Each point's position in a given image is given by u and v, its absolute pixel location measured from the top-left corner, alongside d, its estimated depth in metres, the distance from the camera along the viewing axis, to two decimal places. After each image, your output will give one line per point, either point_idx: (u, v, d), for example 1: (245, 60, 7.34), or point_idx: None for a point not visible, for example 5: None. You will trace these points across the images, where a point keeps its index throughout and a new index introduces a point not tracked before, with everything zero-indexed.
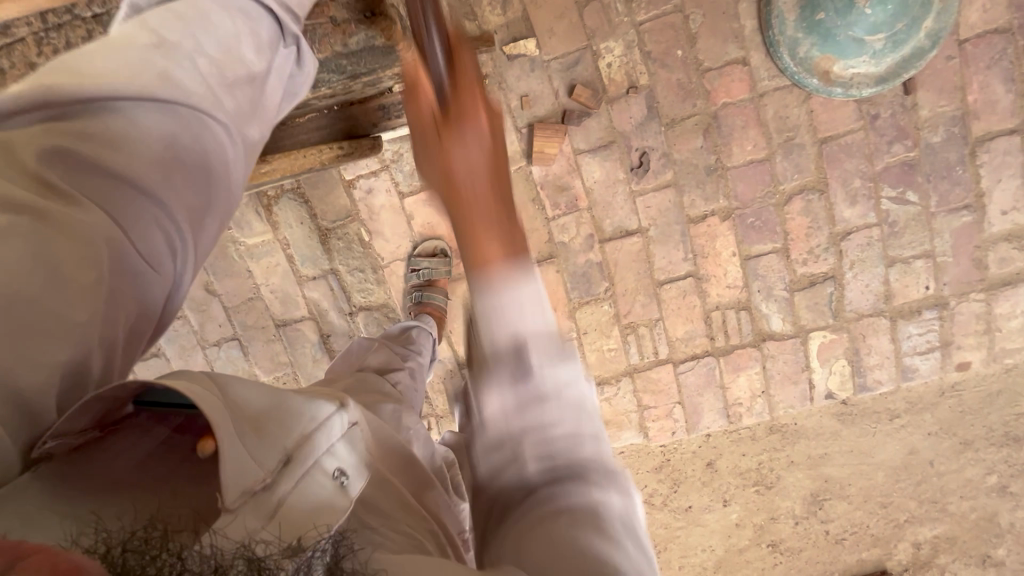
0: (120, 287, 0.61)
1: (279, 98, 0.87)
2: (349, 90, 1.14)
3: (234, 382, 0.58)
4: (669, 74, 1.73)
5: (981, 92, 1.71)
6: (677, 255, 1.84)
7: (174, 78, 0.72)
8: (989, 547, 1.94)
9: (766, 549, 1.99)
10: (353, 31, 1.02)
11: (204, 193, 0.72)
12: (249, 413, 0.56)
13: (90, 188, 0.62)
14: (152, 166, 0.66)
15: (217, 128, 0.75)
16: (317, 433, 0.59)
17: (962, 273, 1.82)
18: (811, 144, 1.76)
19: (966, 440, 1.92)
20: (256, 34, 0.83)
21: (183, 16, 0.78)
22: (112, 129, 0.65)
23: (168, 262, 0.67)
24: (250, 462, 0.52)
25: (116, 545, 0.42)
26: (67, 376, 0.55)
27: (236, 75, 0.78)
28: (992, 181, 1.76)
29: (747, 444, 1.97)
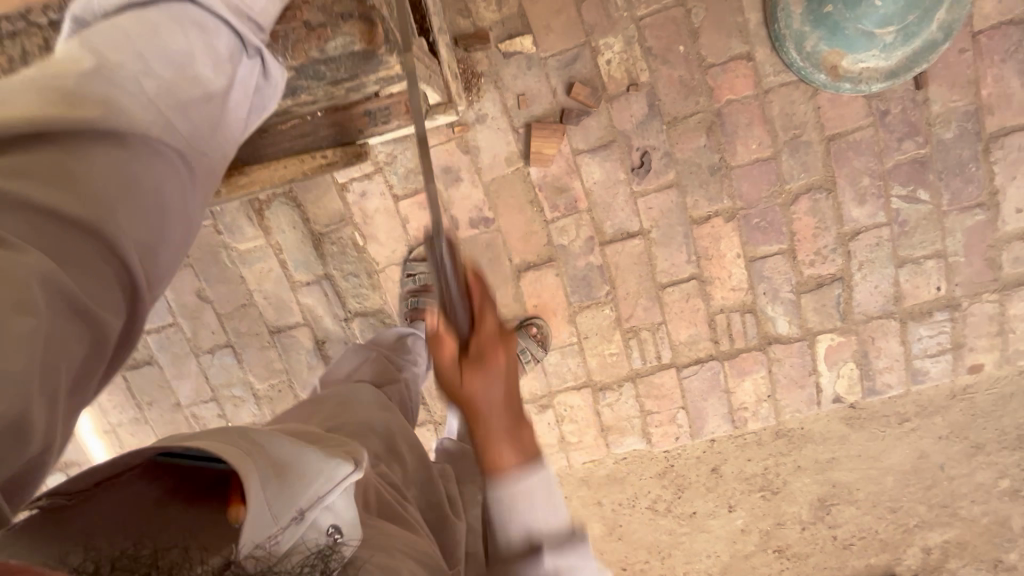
0: (60, 332, 0.55)
1: (242, 115, 0.83)
2: (331, 94, 1.07)
3: (268, 438, 0.65)
4: (670, 71, 1.67)
5: (996, 85, 1.65)
6: (680, 257, 1.79)
7: (121, 106, 0.68)
8: (1002, 552, 1.90)
9: (773, 555, 1.95)
10: (330, 36, 0.92)
11: (157, 222, 0.67)
12: (273, 462, 0.62)
13: (27, 228, 0.56)
14: (96, 195, 0.62)
15: (169, 154, 0.71)
16: (329, 491, 0.65)
17: (975, 273, 1.77)
18: (818, 141, 1.70)
19: (978, 443, 1.87)
20: (211, 50, 0.78)
21: (132, 32, 0.73)
22: (52, 157, 0.61)
23: (120, 296, 0.62)
24: (263, 511, 0.58)
25: (110, 563, 0.48)
26: (2, 437, 0.49)
27: (190, 95, 0.75)
28: (1006, 178, 1.70)
29: (753, 449, 1.92)
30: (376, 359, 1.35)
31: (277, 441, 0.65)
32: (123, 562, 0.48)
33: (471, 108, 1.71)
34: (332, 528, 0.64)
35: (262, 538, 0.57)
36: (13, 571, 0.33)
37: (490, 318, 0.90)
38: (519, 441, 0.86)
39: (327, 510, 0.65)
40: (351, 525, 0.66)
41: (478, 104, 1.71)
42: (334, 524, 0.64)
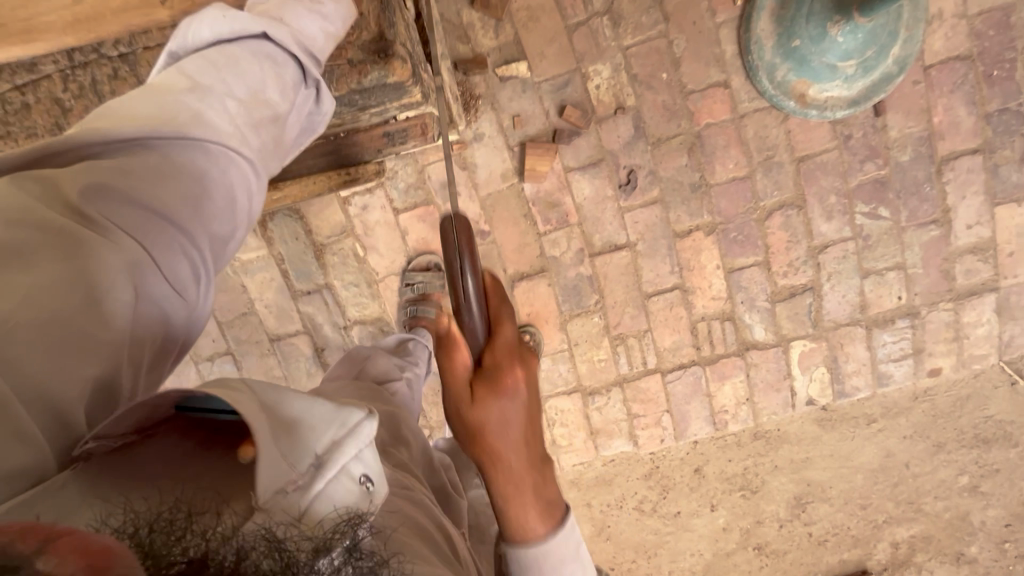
0: (143, 311, 0.67)
1: (297, 137, 0.91)
2: (356, 118, 1.20)
3: (271, 393, 0.63)
4: (654, 96, 1.81)
5: (946, 114, 1.82)
6: (664, 268, 1.90)
7: (206, 118, 0.76)
8: (963, 545, 2.03)
9: (753, 552, 2.05)
10: (368, 71, 1.06)
11: (226, 224, 0.77)
12: (281, 422, 0.61)
13: (124, 221, 0.67)
14: (182, 199, 0.71)
15: (242, 165, 0.79)
16: (346, 438, 0.62)
17: (932, 284, 1.92)
18: (789, 162, 1.85)
19: (939, 442, 2.01)
20: (281, 77, 0.86)
21: (217, 59, 0.82)
22: (147, 163, 0.71)
23: (191, 289, 0.73)
24: (282, 463, 0.57)
25: (147, 526, 0.44)
26: (99, 395, 0.62)
27: (263, 117, 0.82)
28: (957, 198, 1.87)
29: (733, 450, 2.03)
30: (377, 359, 1.42)
31: (283, 397, 0.64)
32: (162, 524, 0.44)
33: (469, 127, 1.82)
34: (362, 477, 0.61)
35: (285, 484, 0.56)
36: (64, 530, 0.37)
37: (507, 328, 0.84)
38: (543, 489, 0.86)
39: (358, 459, 0.62)
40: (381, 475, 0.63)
41: (475, 124, 1.82)
42: (363, 474, 0.61)
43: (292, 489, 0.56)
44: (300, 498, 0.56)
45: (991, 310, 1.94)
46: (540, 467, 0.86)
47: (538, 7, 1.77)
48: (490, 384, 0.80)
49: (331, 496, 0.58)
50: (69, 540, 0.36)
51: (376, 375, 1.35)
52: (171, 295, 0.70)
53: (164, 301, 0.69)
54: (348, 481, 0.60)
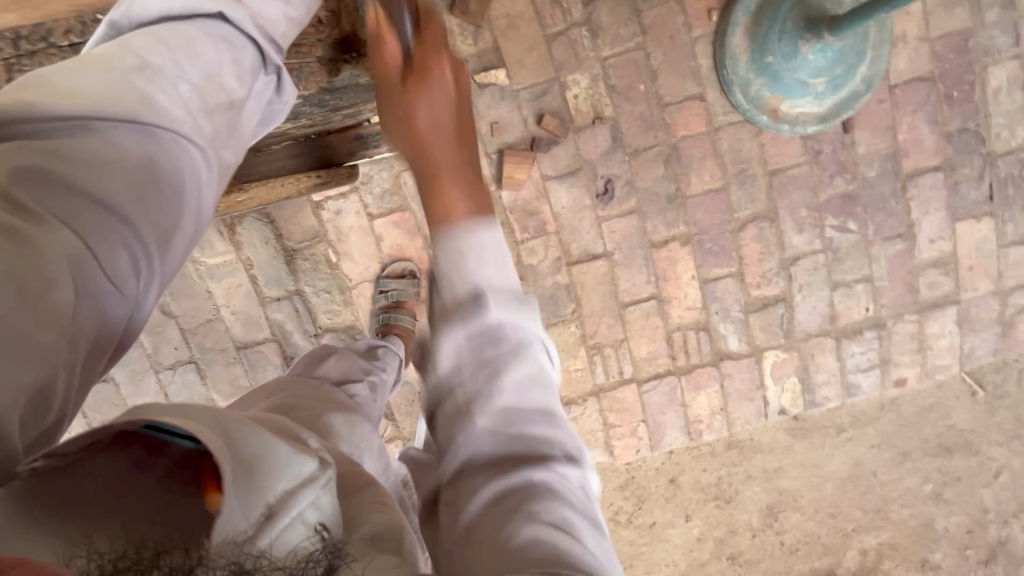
0: (82, 307, 0.62)
1: (254, 125, 0.86)
2: (328, 118, 1.23)
3: (233, 420, 0.59)
4: (632, 107, 1.82)
5: (910, 132, 1.89)
6: (640, 278, 1.91)
7: (156, 103, 0.72)
8: (928, 552, 2.07)
9: (726, 562, 2.06)
10: (339, 70, 1.06)
11: (176, 216, 0.72)
12: (241, 455, 0.56)
13: (59, 208, 0.62)
14: (127, 186, 0.67)
15: (195, 153, 0.75)
16: (306, 489, 0.58)
17: (897, 296, 1.98)
18: (762, 175, 1.89)
19: (904, 451, 2.06)
20: (239, 62, 0.82)
21: (169, 40, 0.77)
22: (88, 147, 0.66)
23: (133, 283, 0.68)
24: (230, 510, 0.53)
25: (111, 569, 0.43)
26: (31, 407, 0.57)
27: (217, 102, 0.78)
28: (920, 213, 1.93)
29: (707, 460, 2.04)
30: (342, 361, 1.36)
31: (244, 435, 0.57)
32: (128, 565, 0.44)
33: None
34: (320, 527, 0.56)
35: (233, 534, 0.52)
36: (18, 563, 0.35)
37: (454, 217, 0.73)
38: None
39: (315, 507, 0.58)
40: (338, 522, 0.58)
41: None
42: (322, 522, 0.57)
43: (241, 541, 0.52)
44: (250, 550, 0.52)
45: (952, 322, 2.00)
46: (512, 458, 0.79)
47: (517, 15, 1.77)
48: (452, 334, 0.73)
49: (288, 549, 0.53)
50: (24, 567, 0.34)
51: (337, 376, 1.28)
52: (110, 290, 0.65)
53: (102, 297, 0.64)
54: (303, 527, 0.56)
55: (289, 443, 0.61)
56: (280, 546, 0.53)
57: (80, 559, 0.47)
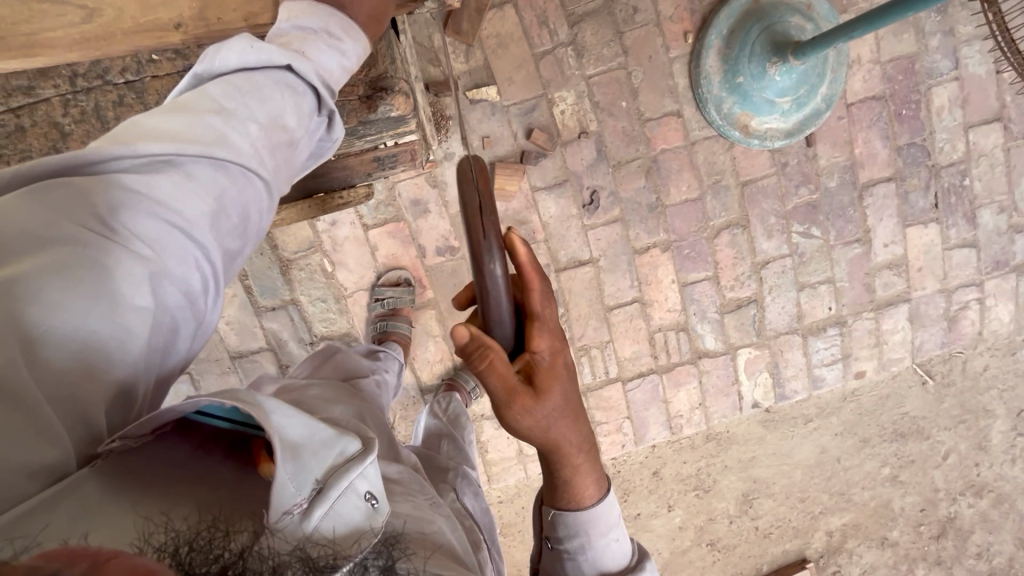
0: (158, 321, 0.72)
1: (306, 161, 0.91)
2: (352, 146, 1.26)
3: (274, 409, 0.71)
4: (615, 122, 1.93)
5: (865, 146, 2.06)
6: (624, 282, 2.02)
7: (228, 140, 0.77)
8: (887, 530, 2.26)
9: (706, 547, 2.20)
10: (377, 106, 1.16)
11: (238, 239, 0.80)
12: (290, 441, 0.69)
13: (141, 233, 0.71)
14: (201, 212, 0.74)
15: (259, 186, 0.81)
16: (353, 467, 0.70)
17: (856, 296, 2.15)
18: (734, 186, 2.03)
19: (865, 438, 2.24)
20: (301, 105, 0.85)
21: (241, 84, 0.81)
22: (167, 179, 0.73)
23: (203, 300, 0.77)
24: (290, 484, 0.66)
25: (185, 547, 0.52)
26: (115, 404, 0.70)
27: (282, 142, 0.83)
28: (875, 219, 2.11)
29: (687, 452, 2.17)
30: (350, 361, 1.44)
31: (287, 420, 0.71)
32: (199, 545, 0.53)
33: (439, 146, 1.87)
34: (370, 495, 0.70)
35: (291, 506, 0.65)
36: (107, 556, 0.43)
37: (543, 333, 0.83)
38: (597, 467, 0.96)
39: (364, 477, 0.71)
40: (387, 492, 0.72)
41: (446, 144, 1.88)
42: (372, 492, 0.71)
43: (296, 511, 0.65)
44: (304, 519, 0.65)
45: (904, 319, 2.19)
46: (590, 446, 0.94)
47: (506, 35, 1.86)
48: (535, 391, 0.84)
49: (343, 515, 0.67)
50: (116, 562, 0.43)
51: (349, 374, 1.36)
52: (183, 307, 0.74)
53: (175, 312, 0.73)
54: (357, 498, 0.69)
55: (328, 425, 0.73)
56: (329, 518, 0.66)
57: (159, 537, 0.57)
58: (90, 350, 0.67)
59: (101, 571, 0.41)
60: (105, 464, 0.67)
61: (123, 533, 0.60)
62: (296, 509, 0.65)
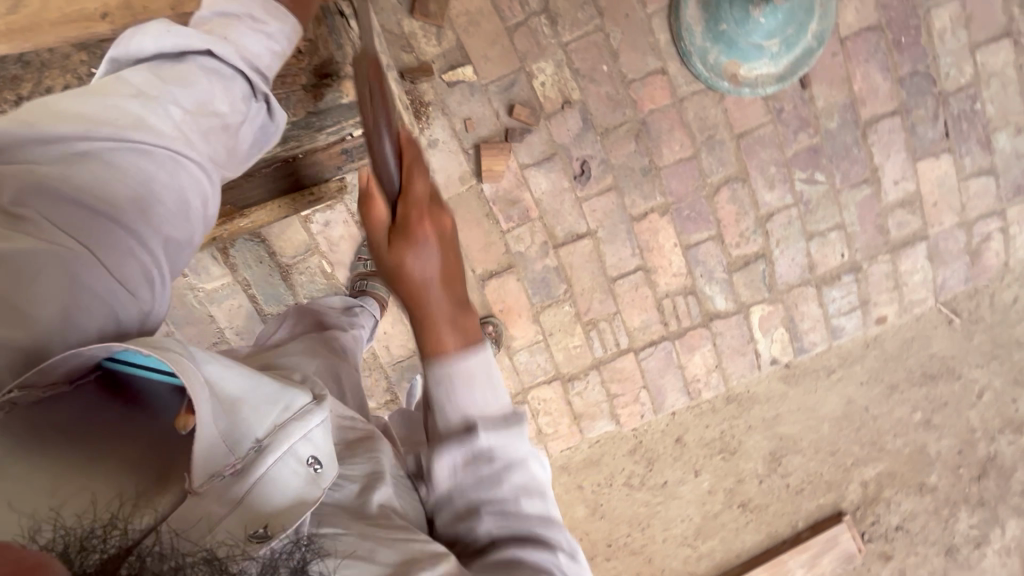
0: (93, 297, 0.71)
1: (247, 148, 0.91)
2: (314, 140, 1.32)
3: (213, 365, 0.72)
4: (598, 88, 1.88)
5: (864, 81, 1.97)
6: (625, 251, 1.98)
7: (151, 123, 0.78)
8: (924, 475, 2.20)
9: (738, 509, 2.17)
10: (324, 93, 1.18)
11: (180, 223, 0.81)
12: (225, 397, 0.71)
13: (66, 218, 0.72)
14: (130, 197, 0.75)
15: (191, 169, 0.81)
16: (296, 433, 0.72)
17: (870, 239, 2.07)
18: (729, 139, 1.96)
19: (892, 384, 2.17)
20: (231, 89, 0.86)
21: (165, 73, 0.82)
22: (91, 168, 0.74)
23: (143, 288, 0.77)
24: (221, 444, 0.67)
25: (76, 547, 0.51)
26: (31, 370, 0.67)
27: (211, 127, 0.83)
28: (882, 157, 2.02)
29: (708, 416, 2.14)
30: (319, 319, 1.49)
31: (227, 373, 0.73)
32: (92, 543, 0.52)
33: (422, 134, 1.85)
34: (312, 459, 0.72)
35: (220, 468, 0.66)
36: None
37: (421, 178, 0.88)
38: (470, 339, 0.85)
39: (304, 442, 0.73)
40: (331, 458, 0.74)
41: (427, 131, 1.85)
42: (314, 455, 0.73)
43: (226, 473, 0.66)
44: (235, 479, 0.66)
45: (923, 257, 2.10)
46: (461, 311, 0.86)
47: (476, 12, 1.82)
48: (401, 226, 0.85)
49: (281, 479, 0.69)
50: None
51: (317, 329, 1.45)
52: (119, 292, 0.74)
53: (113, 290, 0.73)
54: (297, 462, 0.71)
55: (275, 382, 0.77)
56: (263, 481, 0.68)
57: (46, 532, 0.54)
58: (36, 307, 0.67)
59: None
60: (12, 416, 0.64)
61: (10, 525, 0.56)
62: (228, 470, 0.66)
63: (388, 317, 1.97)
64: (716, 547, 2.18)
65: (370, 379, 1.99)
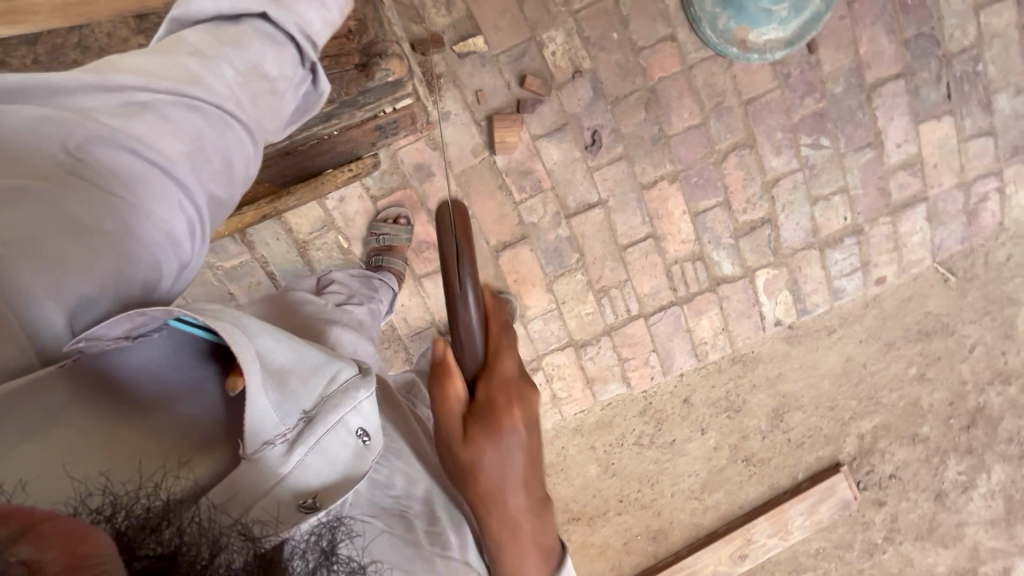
0: (137, 253, 0.74)
1: (292, 113, 0.95)
2: (353, 117, 1.34)
3: (257, 334, 0.75)
4: (608, 56, 1.90)
5: (870, 44, 2.00)
6: (636, 220, 2.03)
7: (204, 81, 0.82)
8: (917, 426, 2.32)
9: (742, 463, 2.29)
10: (374, 72, 1.23)
11: (224, 181, 0.84)
12: (275, 372, 0.73)
13: (121, 169, 0.75)
14: (179, 152, 0.78)
15: (239, 131, 0.85)
16: (343, 407, 0.75)
17: (872, 202, 2.13)
18: (737, 105, 1.99)
19: (890, 341, 2.27)
20: (281, 55, 0.90)
21: (220, 34, 0.86)
22: (146, 119, 0.78)
23: (186, 242, 0.80)
24: (271, 417, 0.70)
25: (123, 512, 0.49)
26: (79, 316, 0.69)
27: (259, 89, 0.87)
28: (885, 120, 2.06)
29: (714, 376, 2.23)
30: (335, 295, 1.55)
31: (275, 351, 0.75)
32: (136, 512, 0.49)
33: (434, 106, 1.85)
34: (360, 431, 0.77)
35: (270, 439, 0.69)
36: (44, 515, 0.40)
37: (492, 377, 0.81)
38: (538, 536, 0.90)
39: (354, 413, 0.77)
40: (376, 429, 0.79)
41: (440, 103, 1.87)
42: (362, 428, 0.78)
43: (276, 444, 0.70)
44: (281, 448, 0.70)
45: (922, 219, 2.17)
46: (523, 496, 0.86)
47: None
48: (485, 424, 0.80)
49: (331, 448, 0.74)
50: (49, 525, 0.39)
51: (335, 299, 1.51)
52: (163, 245, 0.77)
53: (156, 247, 0.76)
54: (345, 432, 0.76)
55: (322, 359, 0.80)
56: (313, 452, 0.72)
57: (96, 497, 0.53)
58: (77, 263, 0.69)
59: (34, 537, 0.38)
60: (74, 366, 0.67)
61: (62, 488, 0.56)
62: (276, 441, 0.70)
63: (405, 290, 2.02)
64: (721, 500, 2.30)
65: (389, 351, 2.05)
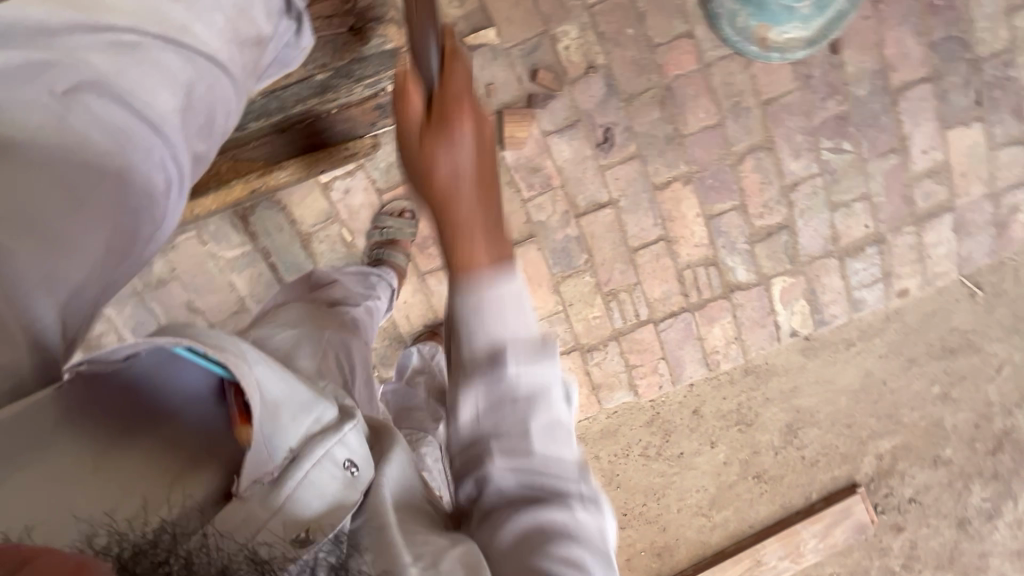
0: (124, 212, 0.77)
1: (268, 61, 0.99)
2: (353, 91, 1.33)
3: (246, 353, 0.64)
4: (622, 52, 1.85)
5: (896, 46, 1.93)
6: (647, 221, 1.96)
7: (196, 30, 0.82)
8: (940, 448, 2.20)
9: (753, 480, 2.18)
10: (368, 39, 1.23)
11: (204, 133, 0.87)
12: (270, 402, 0.64)
13: (112, 123, 0.75)
14: (171, 107, 0.80)
15: (226, 85, 0.88)
16: (332, 442, 0.66)
17: (895, 211, 2.05)
18: (756, 106, 1.93)
19: (912, 356, 2.16)
20: (266, 4, 0.92)
21: None
22: (135, 66, 0.77)
23: (165, 198, 0.83)
24: (263, 450, 0.62)
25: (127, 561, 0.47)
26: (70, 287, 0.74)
27: (245, 36, 0.89)
28: (911, 125, 1.98)
29: (726, 387, 2.15)
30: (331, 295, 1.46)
31: (267, 375, 0.65)
32: None
33: None
34: (349, 464, 0.67)
35: (262, 474, 0.62)
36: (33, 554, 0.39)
37: None
38: None
39: (342, 445, 0.67)
40: (367, 459, 0.68)
41: None
42: (350, 460, 0.67)
43: (268, 479, 0.62)
44: (274, 487, 0.62)
45: (948, 229, 2.07)
46: None
47: None
48: None
49: (319, 485, 0.64)
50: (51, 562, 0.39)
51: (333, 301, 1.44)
52: (145, 200, 0.80)
53: (142, 203, 0.79)
54: (333, 466, 0.65)
55: (309, 388, 0.69)
56: (303, 489, 0.63)
57: (99, 541, 0.52)
58: (73, 228, 0.72)
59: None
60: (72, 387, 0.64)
61: (65, 532, 0.53)
62: (266, 477, 0.62)
63: (408, 287, 1.97)
64: (730, 518, 2.19)
65: (389, 348, 1.99)
